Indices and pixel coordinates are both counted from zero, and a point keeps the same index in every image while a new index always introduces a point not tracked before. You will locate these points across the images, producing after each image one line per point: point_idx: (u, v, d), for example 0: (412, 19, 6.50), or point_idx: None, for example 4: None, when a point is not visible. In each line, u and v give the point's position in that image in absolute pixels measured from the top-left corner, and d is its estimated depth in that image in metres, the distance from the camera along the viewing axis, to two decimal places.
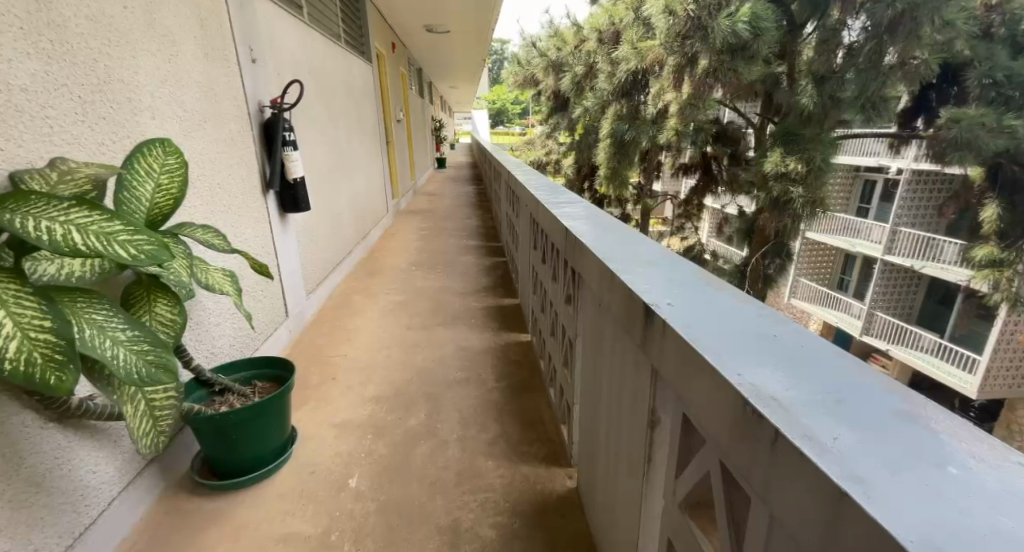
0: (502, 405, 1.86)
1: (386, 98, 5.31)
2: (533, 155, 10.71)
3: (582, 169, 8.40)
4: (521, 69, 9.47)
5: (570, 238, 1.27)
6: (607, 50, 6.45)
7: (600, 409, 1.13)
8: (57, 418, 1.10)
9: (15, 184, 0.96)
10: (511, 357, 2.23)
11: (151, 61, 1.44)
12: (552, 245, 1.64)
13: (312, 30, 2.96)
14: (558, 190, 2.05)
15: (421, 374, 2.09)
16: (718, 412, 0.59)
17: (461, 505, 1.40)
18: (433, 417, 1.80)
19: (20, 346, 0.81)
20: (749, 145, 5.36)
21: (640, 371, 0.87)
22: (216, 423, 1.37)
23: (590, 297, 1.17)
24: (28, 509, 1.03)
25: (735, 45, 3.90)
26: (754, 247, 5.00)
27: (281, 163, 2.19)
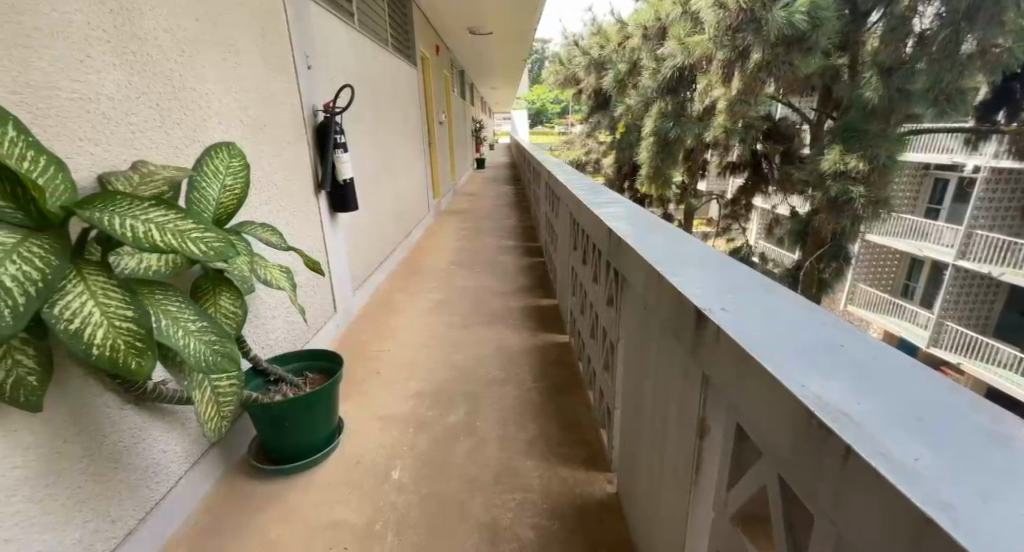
0: (540, 405, 1.88)
1: (429, 100, 5.40)
2: (573, 156, 10.62)
3: (624, 169, 8.27)
4: (563, 69, 9.47)
5: (613, 239, 1.26)
6: (652, 47, 6.38)
7: (643, 415, 1.13)
8: (134, 400, 1.19)
9: (101, 185, 1.05)
10: (549, 358, 2.24)
11: (218, 69, 1.52)
12: (593, 245, 1.64)
13: (361, 36, 3.06)
14: (598, 190, 2.04)
15: (460, 372, 2.13)
16: (779, 424, 0.58)
17: (499, 504, 1.42)
18: (472, 415, 1.83)
19: (106, 333, 0.89)
20: (803, 143, 5.17)
21: (688, 378, 0.86)
22: (273, 411, 1.45)
23: (634, 299, 1.16)
24: (109, 484, 1.12)
25: (792, 37, 3.84)
26: (809, 251, 4.79)
27: (332, 166, 2.28)
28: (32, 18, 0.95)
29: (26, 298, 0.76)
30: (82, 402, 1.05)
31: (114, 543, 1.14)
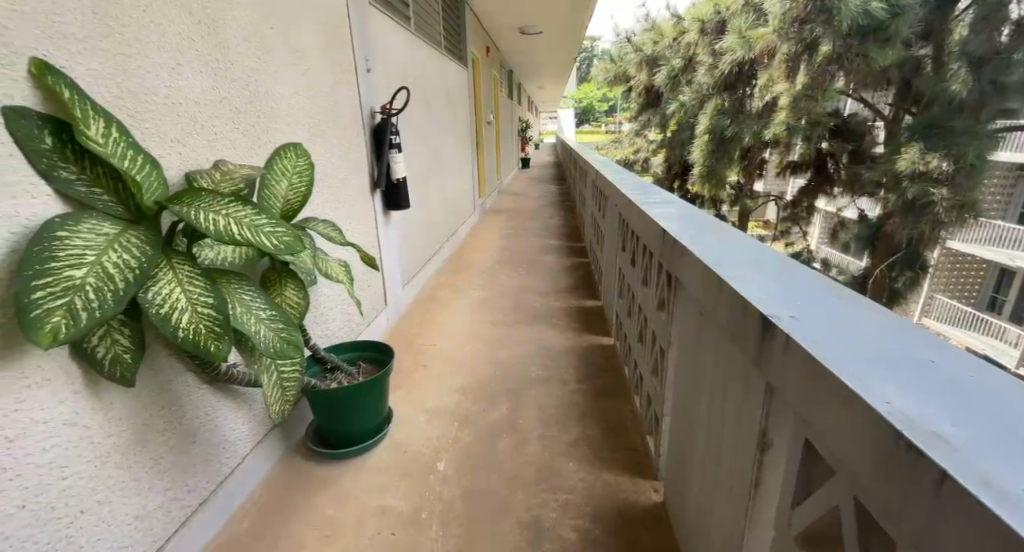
0: (583, 407, 1.88)
1: (478, 100, 5.48)
2: (621, 155, 10.47)
3: (674, 168, 8.09)
4: (614, 67, 9.37)
5: (667, 241, 1.26)
6: (710, 42, 6.22)
7: (697, 423, 1.12)
8: (209, 381, 1.28)
9: (188, 181, 1.15)
10: (592, 360, 2.24)
11: (289, 74, 1.62)
12: (644, 246, 1.63)
13: (417, 39, 3.15)
14: (649, 190, 2.01)
15: (504, 370, 2.16)
16: (854, 440, 0.56)
17: (541, 504, 1.44)
18: (515, 412, 1.86)
19: (190, 318, 0.97)
20: (874, 141, 4.81)
21: (751, 388, 0.85)
22: (329, 398, 1.53)
23: (690, 304, 1.15)
24: (187, 457, 1.22)
25: (866, 27, 3.82)
26: (879, 257, 4.56)
27: (388, 166, 2.36)
28: (131, 29, 1.04)
29: (123, 283, 0.84)
30: (167, 382, 1.15)
31: (189, 512, 1.23)
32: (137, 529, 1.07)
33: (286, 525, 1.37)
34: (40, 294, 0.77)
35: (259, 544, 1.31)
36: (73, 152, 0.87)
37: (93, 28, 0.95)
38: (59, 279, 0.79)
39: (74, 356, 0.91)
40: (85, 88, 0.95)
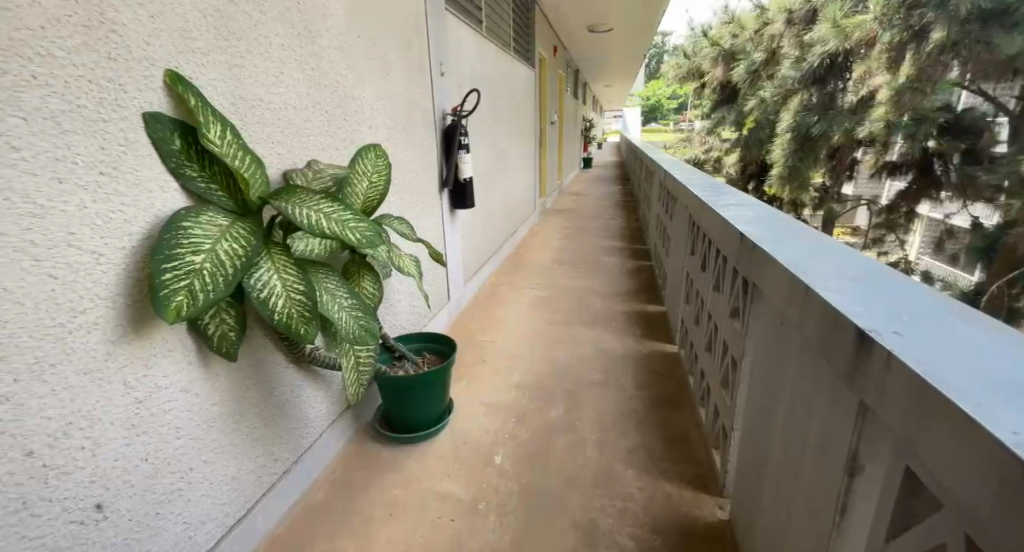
0: (641, 414, 1.87)
1: (544, 100, 5.52)
2: (691, 154, 10.15)
3: (750, 168, 7.76)
4: (687, 62, 9.13)
5: (746, 246, 1.23)
6: (798, 33, 5.86)
7: (773, 439, 1.09)
8: (295, 361, 1.40)
9: (288, 180, 1.28)
10: (652, 366, 2.22)
11: (372, 81, 1.73)
12: (716, 250, 1.60)
13: (488, 41, 3.23)
14: (720, 190, 1.97)
15: (562, 370, 2.19)
16: (970, 471, 0.54)
17: (598, 508, 1.45)
18: (572, 413, 1.88)
19: (283, 302, 1.08)
20: (995, 141, 4.20)
21: (841, 406, 0.81)
22: (396, 384, 1.62)
23: (770, 311, 1.11)
24: (275, 428, 1.34)
25: (990, 11, 3.54)
26: (996, 273, 4.07)
27: (455, 166, 2.45)
28: (244, 42, 1.15)
29: (231, 269, 0.94)
30: (261, 359, 1.27)
31: (273, 481, 1.35)
32: (230, 491, 1.19)
33: (355, 501, 1.47)
34: (167, 275, 0.88)
35: (331, 516, 1.41)
36: (195, 153, 1.00)
37: (213, 41, 1.07)
38: (182, 263, 0.90)
39: (189, 332, 1.03)
40: (205, 94, 1.06)
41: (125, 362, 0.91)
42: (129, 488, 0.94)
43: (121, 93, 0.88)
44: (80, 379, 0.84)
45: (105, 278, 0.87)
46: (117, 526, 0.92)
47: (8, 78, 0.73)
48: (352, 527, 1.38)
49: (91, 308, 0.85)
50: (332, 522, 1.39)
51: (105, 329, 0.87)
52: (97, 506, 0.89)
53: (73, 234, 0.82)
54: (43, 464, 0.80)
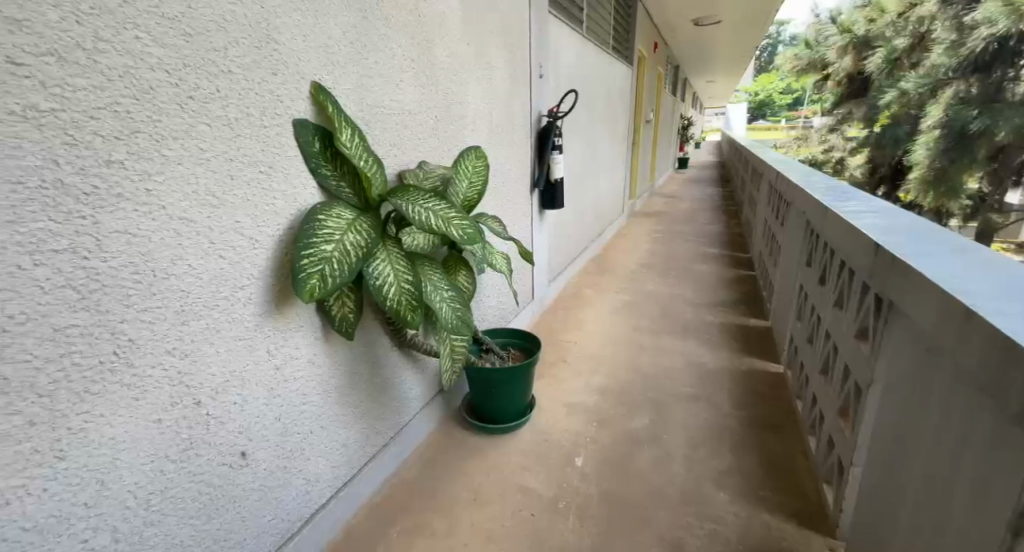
0: (736, 435, 1.78)
1: (641, 99, 5.42)
2: (808, 154, 9.36)
3: (880, 169, 7.05)
4: (811, 53, 8.55)
5: (883, 258, 1.14)
6: (956, 14, 5.14)
7: (909, 475, 1.01)
8: (398, 344, 1.52)
9: (401, 180, 1.41)
10: (747, 385, 2.11)
11: (476, 84, 1.82)
12: (842, 261, 1.50)
13: (587, 41, 3.24)
14: (844, 193, 1.84)
15: (648, 379, 2.15)
16: None
17: (684, 526, 1.41)
18: (658, 425, 1.84)
19: (393, 290, 1.19)
20: None
21: (1009, 451, 0.75)
22: (484, 376, 1.71)
23: (911, 334, 1.03)
24: (378, 405, 1.47)
25: None
26: None
27: (548, 167, 2.50)
28: (372, 53, 1.28)
29: (354, 259, 1.06)
30: (370, 341, 1.40)
31: (374, 452, 1.49)
32: (339, 457, 1.34)
33: (444, 482, 1.56)
34: (305, 260, 1.01)
35: (422, 493, 1.51)
36: (329, 154, 1.13)
37: (348, 52, 1.20)
38: (316, 251, 1.03)
39: (316, 312, 1.18)
40: (341, 101, 1.20)
41: (268, 332, 1.06)
42: (265, 441, 1.09)
43: (277, 103, 1.02)
44: (237, 342, 1.00)
45: (255, 262, 1.01)
46: (254, 473, 1.08)
47: (198, 91, 0.87)
48: (440, 505, 1.48)
49: (247, 285, 1.00)
50: (422, 499, 1.50)
51: (257, 303, 1.02)
52: (241, 453, 1.04)
53: (237, 224, 0.97)
54: (207, 412, 0.95)
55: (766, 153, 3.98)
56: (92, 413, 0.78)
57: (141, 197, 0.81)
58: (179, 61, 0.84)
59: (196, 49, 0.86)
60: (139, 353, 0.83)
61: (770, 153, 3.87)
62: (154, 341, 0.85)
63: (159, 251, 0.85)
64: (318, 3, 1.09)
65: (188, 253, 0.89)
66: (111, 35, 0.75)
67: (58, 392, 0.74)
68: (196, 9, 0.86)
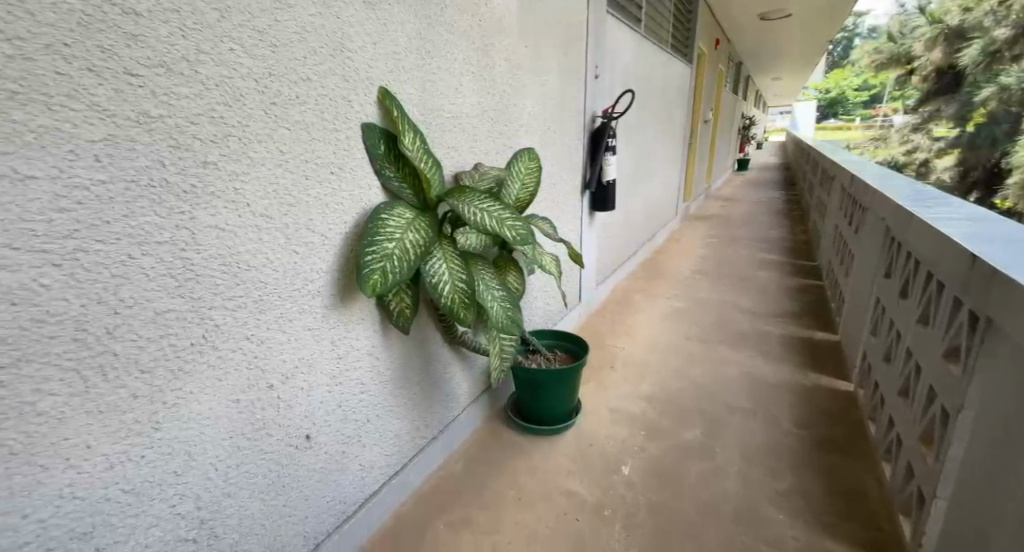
0: (797, 452, 1.70)
1: (699, 99, 5.28)
2: (887, 154, 8.78)
3: (971, 172, 6.68)
4: (896, 46, 8.15)
5: (981, 272, 1.07)
6: None
7: (1005, 508, 0.94)
8: (449, 341, 1.57)
9: (457, 181, 1.45)
10: (809, 400, 2.01)
11: (532, 86, 1.84)
12: (930, 273, 1.41)
13: (645, 40, 3.20)
14: (931, 198, 1.73)
15: (700, 389, 2.10)
16: None
17: (736, 545, 1.36)
18: (711, 438, 1.79)
19: (447, 289, 1.22)
20: None
21: None
22: (531, 376, 1.72)
23: (1014, 355, 0.96)
24: (428, 399, 1.52)
25: None
26: None
27: (600, 168, 2.48)
28: (435, 58, 1.32)
29: (413, 257, 1.11)
30: (423, 337, 1.45)
31: (424, 443, 1.55)
32: (392, 446, 1.40)
33: (491, 478, 1.59)
34: (368, 257, 1.06)
35: (469, 489, 1.54)
36: (393, 156, 1.19)
37: (413, 57, 1.25)
38: (379, 249, 1.08)
39: (376, 307, 1.24)
40: (405, 105, 1.25)
41: (333, 323, 1.13)
42: (327, 426, 1.16)
43: (348, 108, 1.08)
44: (306, 332, 1.06)
45: (322, 259, 1.08)
46: (316, 456, 1.14)
47: (281, 97, 0.94)
48: (487, 502, 1.50)
49: (315, 278, 1.07)
50: (469, 493, 1.53)
51: (324, 296, 1.09)
52: (305, 436, 1.11)
53: (309, 222, 1.03)
54: (277, 395, 1.02)
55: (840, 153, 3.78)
56: (183, 391, 0.86)
57: (230, 195, 0.88)
58: (265, 70, 0.91)
59: (280, 58, 0.93)
60: (222, 338, 0.91)
61: (842, 155, 3.67)
62: (236, 327, 0.92)
63: (243, 245, 0.91)
64: (386, 11, 1.15)
65: (267, 247, 0.96)
66: (209, 47, 0.82)
67: (157, 369, 0.82)
68: (281, 22, 0.92)
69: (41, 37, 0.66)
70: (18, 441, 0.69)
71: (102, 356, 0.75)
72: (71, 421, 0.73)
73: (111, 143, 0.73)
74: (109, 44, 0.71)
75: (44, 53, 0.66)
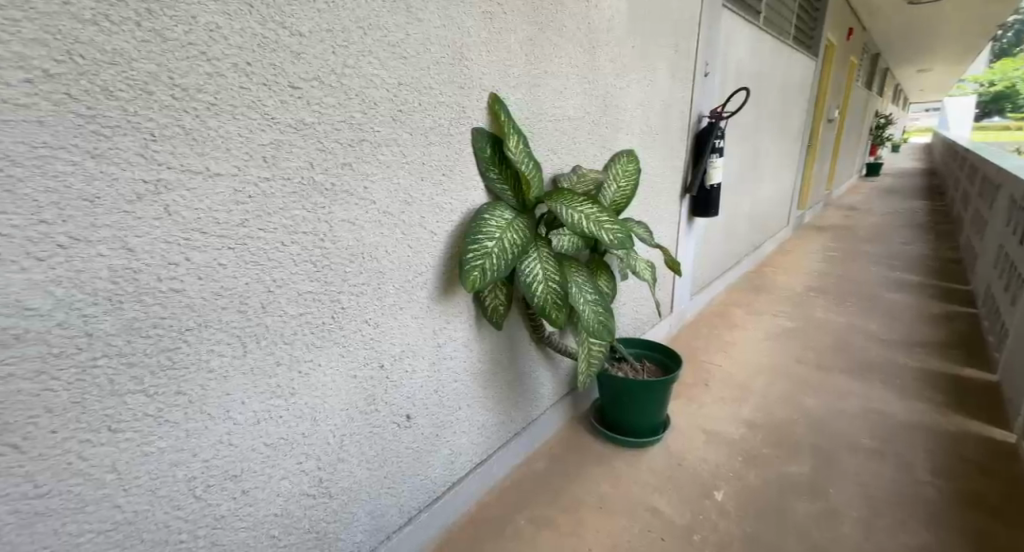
0: (931, 505, 1.51)
1: (822, 97, 4.87)
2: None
3: None
4: None
5: None
6: None
7: None
8: (536, 341, 1.60)
9: (556, 183, 1.48)
10: (945, 444, 1.78)
11: (637, 87, 1.83)
12: None
13: (763, 34, 3.01)
14: None
15: (807, 417, 1.95)
16: None
17: None
18: (821, 474, 1.64)
19: (541, 289, 1.25)
20: None
21: None
22: (618, 385, 1.71)
23: None
24: (513, 396, 1.57)
25: None
26: None
27: (704, 171, 2.38)
28: (544, 61, 1.36)
29: (511, 255, 1.15)
30: (512, 336, 1.50)
31: (507, 438, 1.60)
32: (479, 436, 1.47)
33: (573, 482, 1.61)
34: (470, 254, 1.12)
35: (552, 491, 1.56)
36: (497, 158, 1.24)
37: (523, 61, 1.30)
38: (480, 247, 1.13)
39: (472, 302, 1.31)
40: (512, 108, 1.31)
41: (435, 315, 1.21)
42: (425, 409, 1.24)
43: (462, 114, 1.16)
44: (412, 321, 1.15)
45: (428, 255, 1.16)
46: (415, 435, 1.24)
47: (407, 105, 1.03)
48: (569, 507, 1.51)
49: (423, 272, 1.15)
50: (552, 494, 1.55)
51: (429, 288, 1.17)
52: (407, 415, 1.20)
53: (420, 219, 1.12)
54: (385, 375, 1.12)
55: (1008, 159, 3.29)
56: (313, 363, 0.97)
57: (360, 193, 0.98)
58: (396, 81, 1.00)
59: (408, 69, 1.02)
60: (347, 319, 1.01)
61: (1009, 161, 3.19)
62: (357, 311, 1.03)
63: (367, 238, 1.02)
64: (502, 19, 1.21)
65: (385, 241, 1.05)
66: (353, 62, 0.92)
67: (296, 340, 0.93)
68: (411, 35, 1.01)
69: (231, 57, 0.77)
70: (194, 392, 0.81)
71: (256, 326, 0.87)
72: (231, 380, 0.86)
73: (274, 147, 0.84)
74: (278, 62, 0.82)
75: (233, 71, 0.78)
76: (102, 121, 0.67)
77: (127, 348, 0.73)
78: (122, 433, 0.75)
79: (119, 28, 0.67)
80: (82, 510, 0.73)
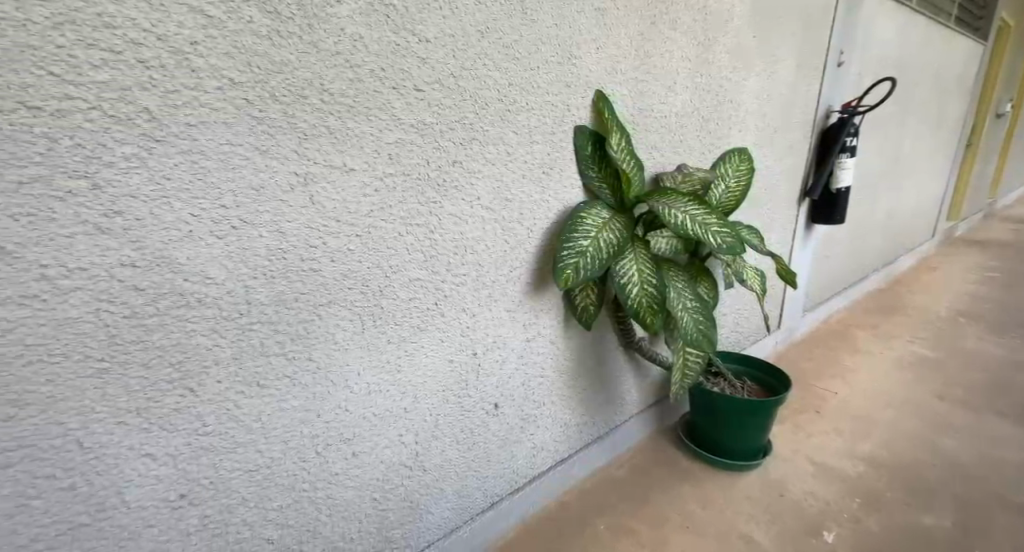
0: None
1: (987, 90, 4.20)
2: None
3: None
4: None
5: None
6: None
7: None
8: (624, 345, 1.58)
9: (657, 182, 1.45)
10: None
11: (755, 81, 1.72)
12: None
13: (914, 19, 2.68)
14: None
15: (942, 463, 1.72)
16: None
17: None
18: (959, 531, 1.45)
19: (636, 291, 1.24)
20: None
21: None
22: (712, 400, 1.64)
23: None
24: (597, 397, 1.57)
25: None
26: None
27: (829, 173, 2.18)
28: (654, 57, 1.34)
29: (607, 256, 1.16)
30: (599, 338, 1.50)
31: (590, 440, 1.61)
32: (562, 433, 1.49)
33: (660, 496, 1.57)
34: (567, 253, 1.13)
35: (637, 502, 1.54)
36: (598, 155, 1.25)
37: (633, 58, 1.28)
38: (577, 246, 1.15)
39: (562, 301, 1.32)
40: (619, 105, 1.30)
41: (528, 309, 1.25)
42: (513, 399, 1.29)
43: (567, 112, 1.17)
44: (506, 313, 1.20)
45: (524, 252, 1.19)
46: (502, 423, 1.29)
47: (515, 104, 1.07)
48: (656, 521, 1.47)
49: (518, 268, 1.19)
50: (637, 506, 1.52)
51: (522, 283, 1.21)
52: (495, 403, 1.25)
53: (521, 215, 1.16)
54: (479, 362, 1.18)
55: None
56: (417, 344, 1.05)
57: (467, 190, 1.04)
58: (507, 81, 1.04)
59: (519, 69, 1.06)
60: (449, 307, 1.08)
61: None
62: (455, 300, 1.09)
63: (470, 232, 1.07)
64: (615, 15, 1.20)
65: (487, 235, 1.10)
66: (470, 64, 0.98)
67: (405, 321, 1.01)
68: (524, 36, 1.04)
69: (369, 64, 0.85)
70: (321, 359, 0.92)
71: (374, 307, 0.96)
72: (350, 352, 0.95)
73: (398, 146, 0.92)
74: (407, 67, 0.90)
75: (370, 76, 0.86)
76: (268, 123, 0.78)
77: (275, 317, 0.85)
78: (267, 389, 0.86)
79: (286, 42, 0.77)
80: (233, 450, 0.85)
